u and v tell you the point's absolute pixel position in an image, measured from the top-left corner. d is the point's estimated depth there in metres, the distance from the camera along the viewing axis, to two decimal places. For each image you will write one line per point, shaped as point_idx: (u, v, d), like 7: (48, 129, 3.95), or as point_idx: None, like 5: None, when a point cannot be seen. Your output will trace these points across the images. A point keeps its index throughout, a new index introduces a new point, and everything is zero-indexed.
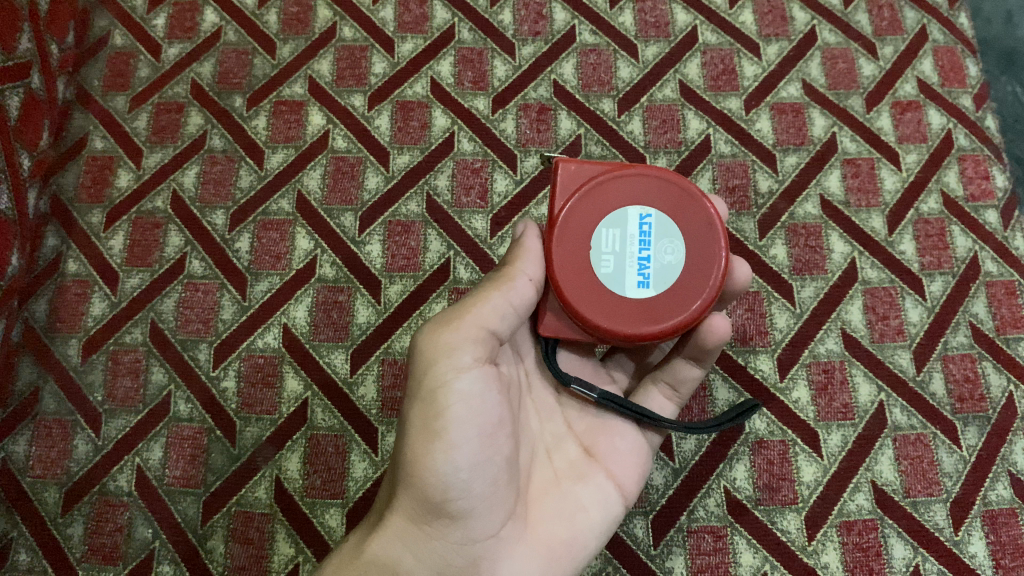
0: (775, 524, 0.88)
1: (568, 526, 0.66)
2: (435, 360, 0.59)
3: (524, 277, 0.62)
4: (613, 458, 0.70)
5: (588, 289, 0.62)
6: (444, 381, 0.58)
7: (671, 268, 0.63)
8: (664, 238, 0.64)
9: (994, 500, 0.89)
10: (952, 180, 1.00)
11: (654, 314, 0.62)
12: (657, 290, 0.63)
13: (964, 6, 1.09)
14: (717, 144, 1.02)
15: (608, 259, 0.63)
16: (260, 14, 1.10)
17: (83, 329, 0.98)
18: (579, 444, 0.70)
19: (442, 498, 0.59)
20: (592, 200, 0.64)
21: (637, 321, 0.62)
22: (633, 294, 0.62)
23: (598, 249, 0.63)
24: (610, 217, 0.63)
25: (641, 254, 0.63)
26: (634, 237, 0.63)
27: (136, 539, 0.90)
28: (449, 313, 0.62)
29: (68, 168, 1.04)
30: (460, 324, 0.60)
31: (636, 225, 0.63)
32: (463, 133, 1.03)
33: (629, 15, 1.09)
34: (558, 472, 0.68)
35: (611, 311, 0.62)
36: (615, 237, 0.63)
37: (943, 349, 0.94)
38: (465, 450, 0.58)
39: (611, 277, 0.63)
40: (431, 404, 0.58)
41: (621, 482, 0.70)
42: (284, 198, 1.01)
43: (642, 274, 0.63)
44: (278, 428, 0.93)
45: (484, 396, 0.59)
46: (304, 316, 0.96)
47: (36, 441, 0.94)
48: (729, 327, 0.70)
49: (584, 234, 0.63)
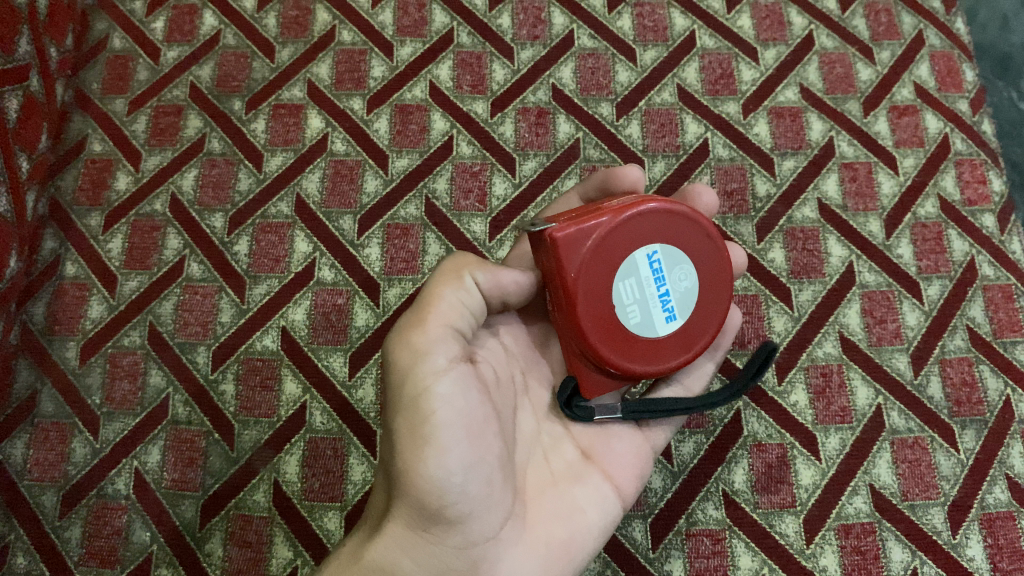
0: (773, 528, 0.88)
1: (566, 527, 0.66)
2: (413, 367, 0.58)
3: (473, 279, 0.63)
4: (610, 459, 0.70)
5: (624, 342, 0.61)
6: (425, 386, 0.57)
7: (690, 292, 0.64)
8: (675, 267, 0.63)
9: (992, 503, 0.89)
10: (949, 184, 1.01)
11: (690, 340, 0.65)
12: (685, 316, 0.64)
13: (961, 11, 1.09)
14: (715, 148, 1.02)
15: (632, 308, 0.61)
16: (259, 18, 1.11)
17: (82, 331, 0.98)
18: (575, 445, 0.70)
19: (439, 504, 0.58)
20: (603, 255, 0.59)
21: (677, 353, 0.64)
22: (666, 331, 0.63)
23: (621, 302, 0.61)
24: (622, 269, 0.60)
25: (661, 291, 0.62)
26: (649, 278, 0.62)
27: (135, 542, 0.90)
28: (413, 316, 0.61)
29: (67, 171, 1.04)
30: (428, 325, 0.59)
31: (648, 266, 0.61)
32: (462, 137, 1.03)
33: (627, 19, 1.09)
34: (554, 473, 0.67)
35: (652, 354, 0.63)
36: (634, 286, 0.61)
37: (940, 352, 0.94)
38: (456, 453, 0.57)
39: (643, 324, 0.62)
40: (416, 411, 0.57)
41: (618, 483, 0.70)
42: (282, 201, 1.01)
43: (667, 309, 0.63)
44: (277, 430, 0.93)
45: (467, 396, 0.59)
46: (303, 319, 0.96)
47: (34, 444, 0.94)
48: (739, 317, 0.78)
49: (604, 292, 0.60)
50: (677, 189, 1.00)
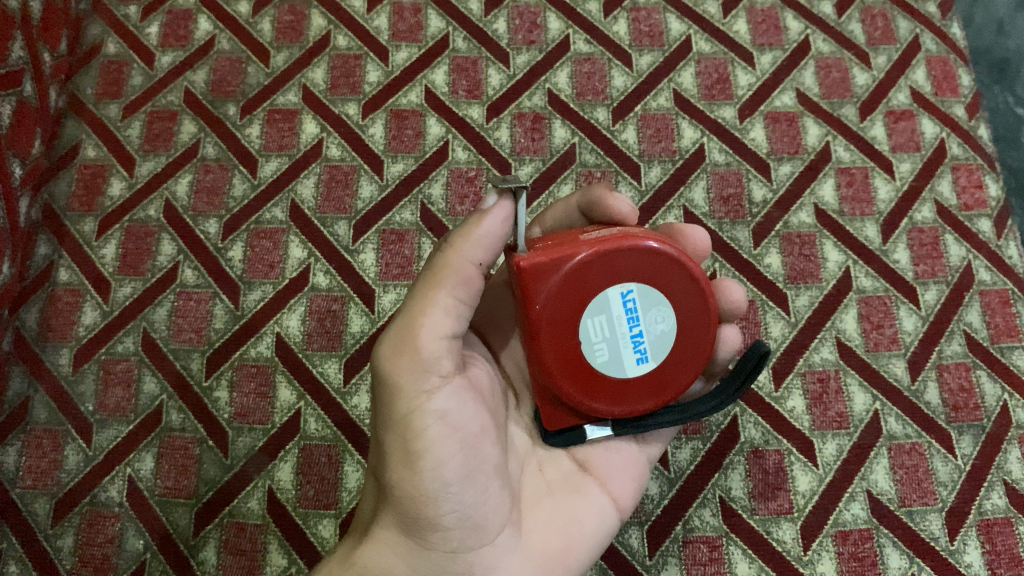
0: (771, 534, 0.88)
1: (563, 537, 0.65)
2: (403, 384, 0.56)
3: (474, 262, 0.57)
4: (608, 471, 0.69)
5: (588, 380, 0.59)
6: (417, 404, 0.56)
7: (666, 336, 0.60)
8: (651, 308, 0.59)
9: (989, 509, 0.89)
10: (946, 189, 1.00)
11: (661, 386, 0.61)
12: (657, 361, 0.60)
13: (957, 16, 1.09)
14: (711, 153, 1.02)
15: (601, 347, 0.59)
16: (254, 23, 1.10)
17: (75, 338, 0.97)
18: (572, 456, 0.69)
19: (434, 513, 0.57)
20: (573, 290, 0.56)
21: (644, 397, 0.61)
22: (635, 372, 0.60)
23: (589, 340, 0.58)
24: (592, 306, 0.57)
25: (633, 332, 0.59)
26: (621, 317, 0.58)
27: (127, 550, 0.90)
28: (401, 329, 0.57)
29: (61, 176, 1.03)
30: (421, 342, 0.56)
31: (621, 305, 0.58)
32: (458, 142, 1.03)
33: (623, 24, 1.09)
34: (550, 483, 0.67)
35: (618, 395, 0.60)
36: (604, 323, 0.58)
37: (938, 357, 0.94)
38: (452, 465, 0.57)
39: (609, 363, 0.59)
40: (407, 428, 0.56)
41: (616, 496, 0.69)
42: (277, 206, 1.01)
43: (638, 351, 0.59)
44: (271, 437, 0.92)
45: (463, 408, 0.58)
46: (297, 325, 0.96)
47: (26, 451, 0.93)
48: (735, 334, 0.70)
49: (570, 326, 0.57)
50: (674, 194, 1.00)
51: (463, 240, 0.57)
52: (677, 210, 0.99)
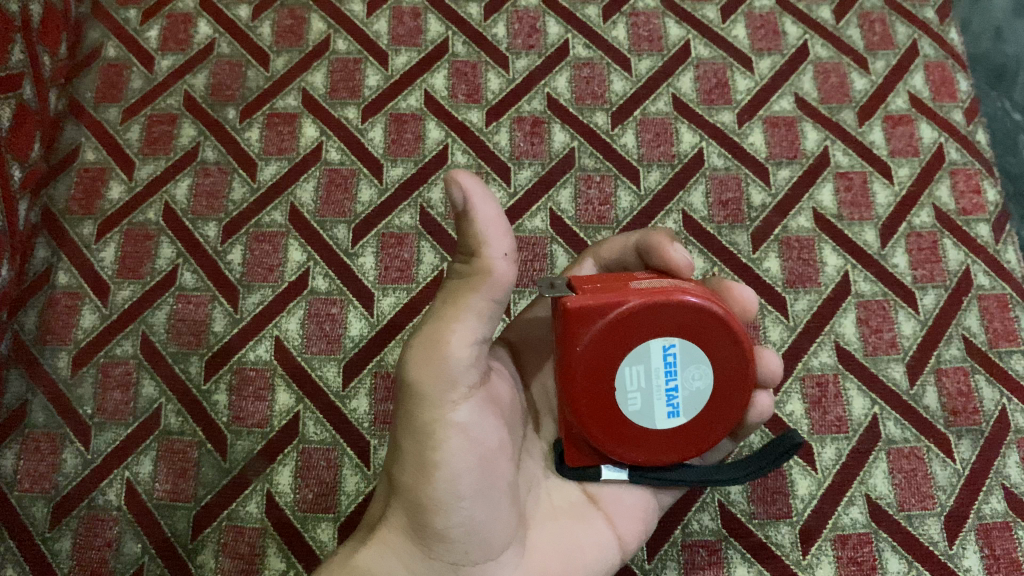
0: (770, 539, 0.88)
1: (564, 562, 0.64)
2: (428, 394, 0.56)
3: (494, 254, 0.53)
4: (615, 506, 0.69)
5: (617, 427, 0.58)
6: (440, 416, 0.56)
7: (700, 394, 0.59)
8: (690, 364, 0.58)
9: (988, 513, 0.89)
10: (943, 194, 1.01)
11: (690, 440, 0.60)
12: (689, 417, 0.59)
13: (955, 21, 1.09)
14: (710, 157, 1.02)
15: (634, 397, 0.58)
16: (254, 27, 1.10)
17: (73, 341, 0.97)
18: (582, 488, 0.68)
19: (441, 523, 0.57)
20: (615, 337, 0.56)
21: (671, 450, 0.60)
22: (665, 426, 0.59)
23: (623, 388, 0.57)
24: (632, 355, 0.57)
25: (668, 385, 0.58)
26: (659, 369, 0.58)
27: (125, 554, 0.90)
28: (428, 335, 0.56)
29: (60, 180, 1.03)
30: (447, 350, 0.55)
31: (661, 358, 0.57)
32: (457, 146, 1.03)
33: (622, 29, 1.09)
34: (556, 507, 0.67)
35: (647, 446, 0.59)
36: (641, 374, 0.57)
37: (937, 361, 0.94)
38: (466, 480, 0.57)
39: (642, 414, 0.58)
40: (428, 436, 0.56)
41: (621, 532, 0.68)
42: (276, 209, 1.01)
43: (671, 405, 0.59)
44: (270, 441, 0.92)
45: (481, 422, 0.59)
46: (296, 329, 0.96)
47: (24, 454, 0.93)
48: (770, 400, 0.69)
49: (607, 372, 0.57)
50: (673, 198, 1.00)
51: (480, 244, 0.53)
52: (676, 214, 0.99)
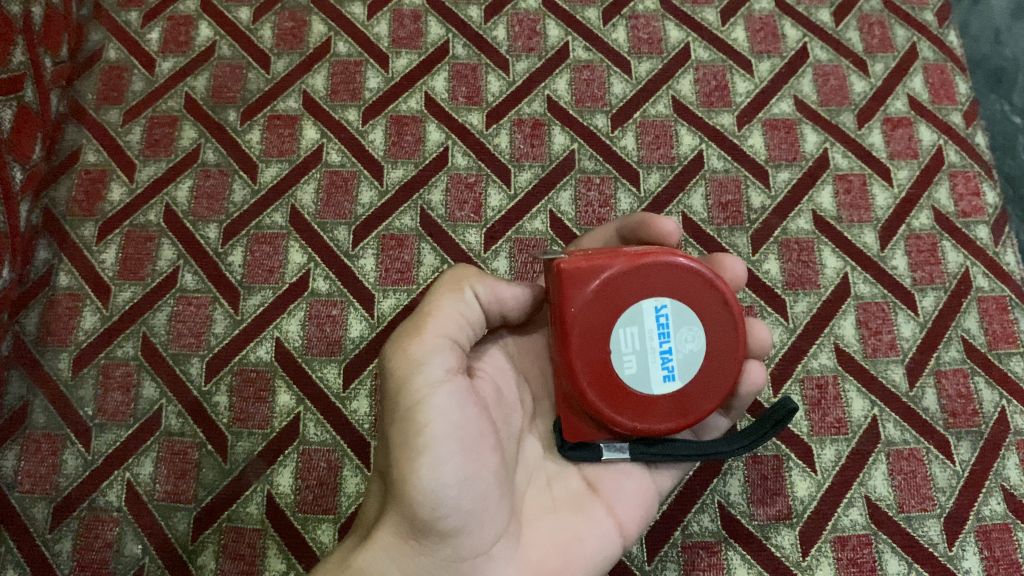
0: (769, 540, 0.88)
1: (562, 555, 0.63)
2: (408, 377, 0.58)
3: (473, 292, 0.64)
4: (616, 495, 0.67)
5: (614, 391, 0.58)
6: (420, 397, 0.57)
7: (695, 357, 0.59)
8: (683, 326, 0.59)
9: (987, 515, 0.89)
10: (943, 196, 1.01)
11: (687, 407, 0.59)
12: (685, 380, 0.59)
13: (954, 24, 1.10)
14: (709, 159, 1.02)
15: (630, 360, 0.58)
16: (255, 29, 1.11)
17: (74, 342, 0.97)
18: (581, 476, 0.68)
19: (430, 515, 0.57)
20: (607, 299, 0.57)
21: (670, 417, 0.59)
22: (661, 390, 0.58)
23: (618, 350, 0.57)
24: (626, 315, 0.57)
25: (662, 347, 0.58)
26: (653, 331, 0.58)
27: (126, 555, 0.90)
28: (410, 326, 0.61)
29: (61, 181, 1.04)
30: (424, 336, 0.60)
31: (653, 319, 0.58)
32: (457, 148, 1.03)
33: (622, 31, 1.09)
34: (556, 500, 0.66)
35: (644, 411, 0.58)
36: (635, 336, 0.58)
37: (936, 364, 0.94)
38: (449, 466, 0.57)
39: (638, 378, 0.58)
40: (410, 421, 0.57)
41: (622, 521, 0.67)
42: (277, 211, 1.01)
43: (666, 368, 0.58)
44: (271, 442, 0.92)
45: (462, 408, 0.59)
46: (296, 330, 0.96)
47: (25, 455, 0.93)
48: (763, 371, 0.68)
49: (602, 335, 0.57)
50: (673, 200, 1.00)
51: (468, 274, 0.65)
52: (675, 216, 0.99)
